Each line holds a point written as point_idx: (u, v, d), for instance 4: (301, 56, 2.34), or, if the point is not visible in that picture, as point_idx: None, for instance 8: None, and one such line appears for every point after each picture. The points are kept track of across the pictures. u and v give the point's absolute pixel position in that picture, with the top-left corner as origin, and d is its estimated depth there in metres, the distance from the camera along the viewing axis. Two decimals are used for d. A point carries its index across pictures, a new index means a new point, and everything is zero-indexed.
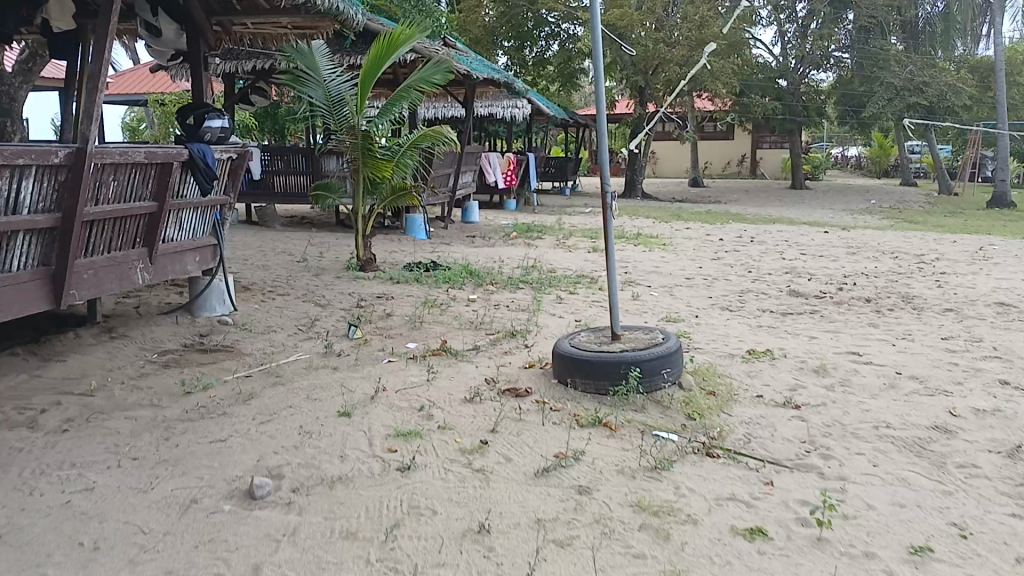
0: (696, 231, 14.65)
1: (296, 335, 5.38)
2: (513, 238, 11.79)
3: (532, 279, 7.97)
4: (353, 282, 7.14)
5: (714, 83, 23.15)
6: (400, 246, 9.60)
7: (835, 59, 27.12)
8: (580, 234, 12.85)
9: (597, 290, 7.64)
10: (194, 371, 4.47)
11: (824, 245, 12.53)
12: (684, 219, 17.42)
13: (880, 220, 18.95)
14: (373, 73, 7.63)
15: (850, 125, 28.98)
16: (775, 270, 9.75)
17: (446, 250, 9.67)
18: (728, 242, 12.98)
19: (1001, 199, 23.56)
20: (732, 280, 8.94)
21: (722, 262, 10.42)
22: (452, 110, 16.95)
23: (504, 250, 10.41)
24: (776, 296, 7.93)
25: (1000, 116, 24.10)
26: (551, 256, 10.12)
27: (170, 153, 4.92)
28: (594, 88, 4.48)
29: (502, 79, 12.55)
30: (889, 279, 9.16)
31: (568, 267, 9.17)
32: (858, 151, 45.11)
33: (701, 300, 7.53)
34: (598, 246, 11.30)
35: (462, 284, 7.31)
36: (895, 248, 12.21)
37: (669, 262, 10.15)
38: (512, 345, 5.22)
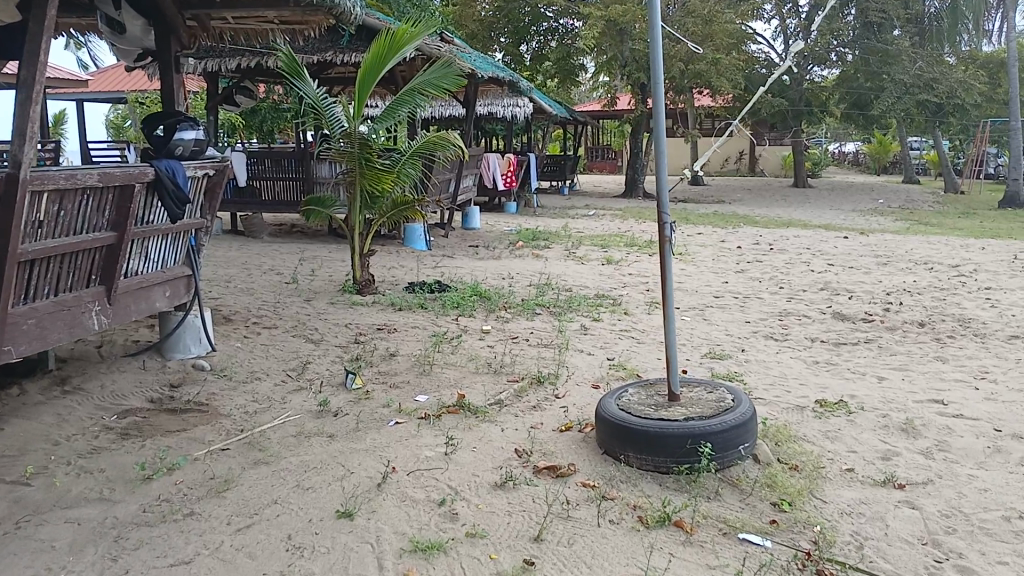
0: (708, 237, 13.88)
1: (284, 385, 4.56)
2: (520, 248, 10.99)
3: (549, 302, 7.16)
4: (350, 309, 6.31)
5: (720, 79, 22.34)
6: (399, 260, 8.77)
7: (839, 54, 26.39)
8: (589, 242, 12.06)
9: (623, 314, 6.84)
10: (159, 445, 3.65)
11: (848, 254, 11.76)
12: (693, 222, 16.62)
13: (894, 223, 18.23)
14: (374, 74, 6.78)
15: (854, 123, 28.21)
16: (806, 286, 8.97)
17: (449, 266, 8.85)
18: (745, 250, 12.19)
19: (1013, 200, 22.90)
20: (764, 299, 8.16)
21: (747, 275, 9.65)
22: (450, 109, 16.10)
23: (512, 263, 9.61)
24: (820, 320, 7.14)
25: (1012, 113, 23.40)
26: (563, 270, 9.32)
27: (130, 173, 4.08)
28: (659, 99, 3.69)
29: (506, 78, 11.70)
30: (934, 297, 8.37)
31: (585, 284, 8.38)
32: (856, 147, 44.42)
33: (738, 327, 6.74)
34: (611, 257, 10.52)
35: (474, 310, 6.50)
36: (923, 257, 11.47)
37: (691, 276, 9.37)
38: (542, 398, 4.41)
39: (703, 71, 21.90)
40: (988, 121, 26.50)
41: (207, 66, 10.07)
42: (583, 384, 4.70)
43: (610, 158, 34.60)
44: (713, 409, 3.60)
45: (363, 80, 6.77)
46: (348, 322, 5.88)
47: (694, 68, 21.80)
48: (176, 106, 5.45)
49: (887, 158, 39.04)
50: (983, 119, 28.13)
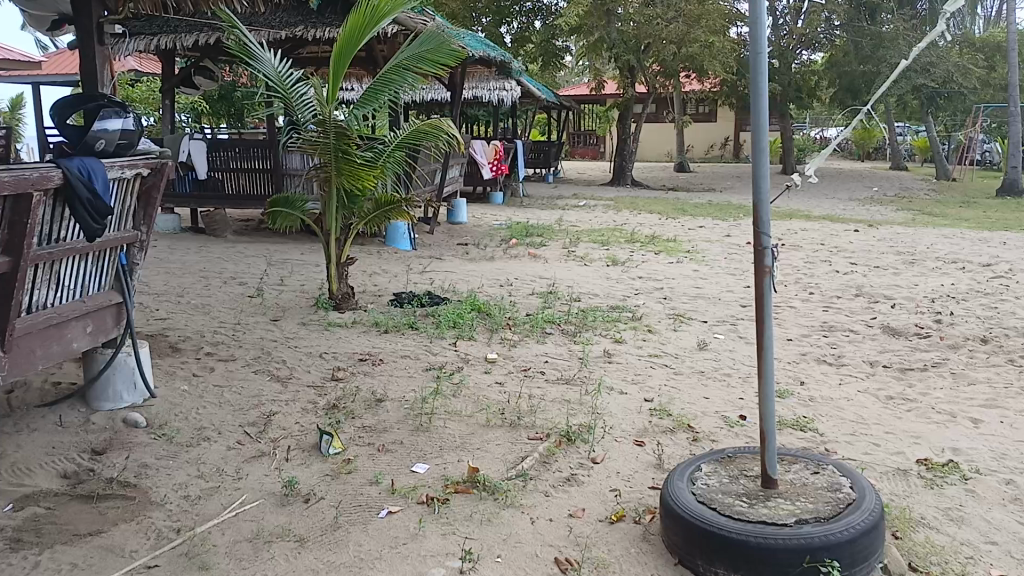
0: (711, 230, 12.96)
1: (242, 448, 3.52)
2: (514, 245, 9.97)
3: (559, 317, 6.14)
4: (325, 331, 5.25)
5: (713, 63, 21.41)
6: (382, 265, 7.72)
7: (828, 37, 25.59)
8: (587, 239, 11.07)
9: (647, 332, 5.86)
10: (58, 563, 2.60)
11: (866, 252, 10.86)
12: (690, 214, 15.68)
13: (896, 214, 17.40)
14: (352, 47, 5.68)
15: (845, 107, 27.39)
16: (837, 291, 8.04)
17: (439, 270, 7.81)
18: (755, 246, 11.26)
19: (1011, 188, 22.22)
20: (797, 308, 7.21)
21: (766, 277, 8.71)
22: (432, 93, 14.99)
23: (509, 265, 8.60)
24: (871, 338, 6.19)
25: (1011, 97, 22.64)
26: (566, 273, 8.31)
27: (29, 177, 2.99)
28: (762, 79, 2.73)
29: (497, 58, 10.64)
30: (985, 304, 7.45)
31: (593, 291, 7.38)
32: (839, 132, 43.79)
33: (780, 347, 5.77)
34: (616, 256, 9.54)
35: (475, 331, 5.49)
36: (948, 254, 10.60)
37: (709, 280, 8.42)
38: (576, 465, 3.40)
39: (696, 54, 20.91)
40: (982, 105, 25.78)
41: (159, 43, 8.90)
42: (624, 441, 3.70)
43: (593, 144, 33.61)
44: (829, 506, 2.63)
45: (340, 54, 5.66)
46: (325, 353, 4.83)
47: (687, 50, 20.80)
48: (100, 87, 4.38)
49: (872, 143, 38.36)
50: (977, 103, 27.42)
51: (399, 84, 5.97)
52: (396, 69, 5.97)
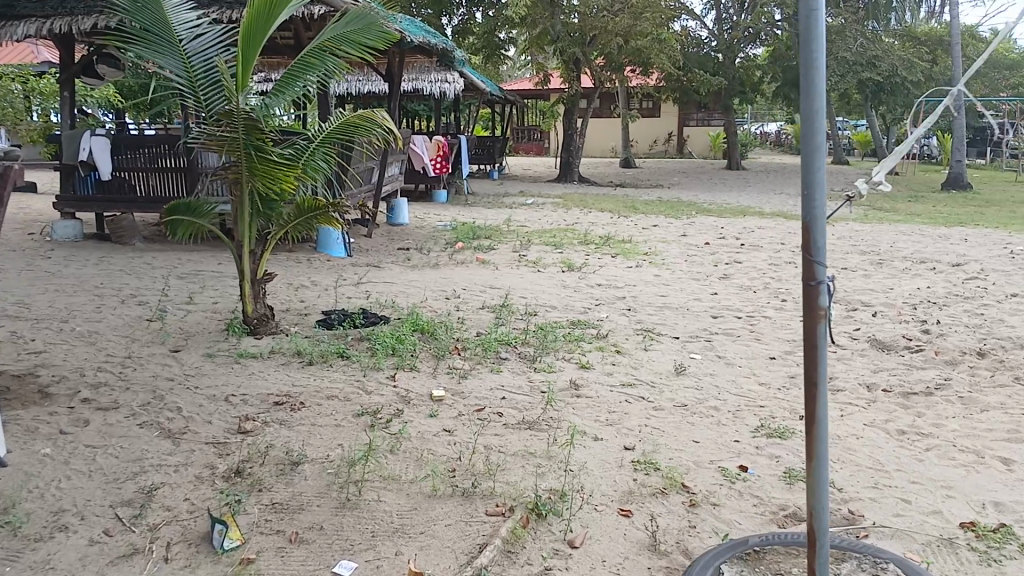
0: (666, 229, 12.36)
1: (108, 546, 2.65)
2: (460, 249, 9.17)
3: (515, 337, 5.36)
4: (236, 364, 4.38)
5: (660, 56, 20.98)
6: (311, 277, 6.83)
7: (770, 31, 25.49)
8: (538, 241, 10.32)
9: (616, 354, 5.11)
10: None
11: (828, 250, 10.36)
12: (642, 212, 15.10)
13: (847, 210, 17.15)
14: (261, 30, 4.81)
15: (789, 102, 27.27)
16: (811, 297, 7.44)
17: (376, 281, 6.96)
18: (714, 246, 10.67)
19: (955, 182, 22.28)
20: (771, 317, 6.57)
21: (732, 282, 8.08)
22: (370, 85, 14.06)
23: (455, 271, 7.80)
24: (859, 354, 5.57)
25: (954, 91, 22.72)
26: (518, 281, 7.54)
27: None
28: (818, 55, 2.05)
29: (439, 45, 9.80)
30: (970, 310, 6.94)
31: (549, 303, 6.63)
32: (779, 127, 44.00)
33: (765, 367, 5.10)
34: (571, 261, 8.80)
35: (417, 358, 4.67)
36: (913, 253, 10.18)
37: (673, 286, 7.75)
38: (550, 554, 2.63)
39: (643, 47, 20.38)
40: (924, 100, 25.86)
41: (54, 27, 7.82)
42: (606, 512, 2.93)
43: (537, 139, 33.01)
44: None
45: (248, 34, 4.76)
46: (234, 396, 3.97)
47: (634, 42, 20.23)
48: None
49: (811, 137, 38.55)
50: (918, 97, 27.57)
51: (323, 67, 5.09)
52: (322, 51, 5.11)
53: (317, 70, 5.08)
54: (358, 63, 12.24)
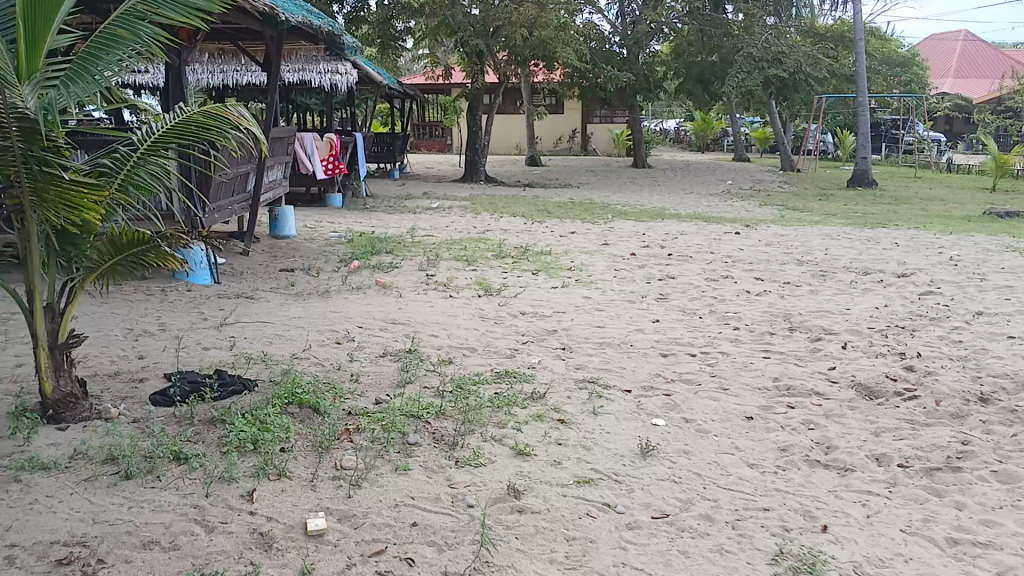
0: (585, 237, 11.31)
1: None
2: (356, 269, 7.81)
3: (424, 404, 4.10)
4: (17, 488, 2.98)
5: (567, 49, 20.00)
6: (162, 320, 5.38)
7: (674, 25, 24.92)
8: (447, 255, 9.07)
9: (560, 425, 3.92)
10: None
11: (762, 260, 9.50)
12: (558, 216, 14.04)
13: (764, 210, 16.59)
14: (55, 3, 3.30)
15: (694, 99, 26.85)
16: (765, 321, 6.47)
17: (246, 320, 5.55)
18: (640, 257, 9.66)
19: (860, 179, 22.27)
20: (730, 353, 5.53)
21: (672, 305, 7.03)
22: (248, 75, 12.41)
23: (350, 301, 6.46)
24: (849, 406, 4.58)
25: (859, 88, 22.71)
26: (428, 312, 6.28)
27: None
28: None
29: (324, 26, 8.35)
30: (946, 337, 6.12)
31: (468, 344, 5.39)
32: (680, 123, 43.99)
33: (747, 436, 4.01)
34: (487, 281, 7.59)
35: (291, 455, 3.35)
36: (853, 262, 9.46)
37: (610, 313, 6.63)
38: None
39: (549, 39, 19.36)
40: (825, 97, 25.90)
41: None
42: None
43: (439, 136, 31.59)
44: None
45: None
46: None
47: (539, 35, 19.17)
48: None
49: (712, 133, 38.58)
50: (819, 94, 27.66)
51: (139, 43, 3.62)
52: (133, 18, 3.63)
53: (128, 47, 3.60)
54: (232, 49, 10.59)
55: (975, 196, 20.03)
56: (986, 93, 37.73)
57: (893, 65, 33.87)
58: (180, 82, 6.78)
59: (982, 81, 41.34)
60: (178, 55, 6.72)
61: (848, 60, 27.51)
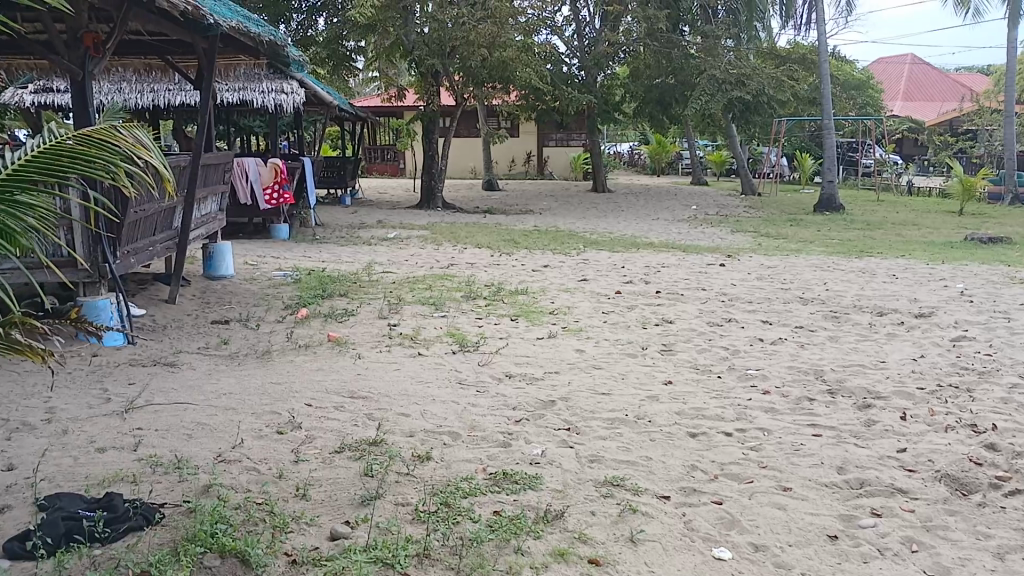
0: (560, 272, 10.26)
1: None
2: (304, 318, 6.61)
3: (400, 538, 2.94)
4: None
5: (526, 70, 19.11)
6: (46, 409, 4.14)
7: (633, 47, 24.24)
8: (410, 297, 7.92)
9: (590, 569, 2.81)
10: None
11: (761, 297, 8.55)
12: (526, 246, 12.99)
13: (738, 237, 15.75)
14: None
15: (653, 122, 26.13)
16: (795, 379, 5.46)
17: (160, 401, 4.34)
18: (627, 296, 8.62)
19: (828, 204, 21.67)
20: (770, 429, 4.50)
21: (681, 359, 6.00)
22: (182, 95, 11.24)
23: (298, 364, 5.28)
24: (946, 511, 3.57)
25: (824, 110, 22.18)
26: (392, 377, 5.14)
27: None
28: None
29: (267, 36, 7.12)
30: (1011, 398, 5.19)
31: (448, 426, 4.26)
32: (634, 146, 43.51)
33: (843, 573, 2.95)
34: (461, 332, 6.47)
35: None
36: (860, 299, 8.56)
37: (612, 372, 5.56)
38: None
39: (509, 59, 18.43)
40: (787, 119, 25.42)
41: None
42: None
43: (391, 159, 30.40)
44: None
45: None
46: None
47: (498, 54, 18.23)
48: None
49: (667, 157, 38.10)
50: (779, 118, 27.25)
51: None
52: None
53: None
54: (160, 64, 9.39)
55: (946, 220, 19.55)
56: (937, 116, 38.00)
57: (848, 88, 33.76)
58: (85, 100, 5.46)
59: (932, 105, 41.71)
60: (82, 68, 5.45)
61: (808, 83, 27.14)
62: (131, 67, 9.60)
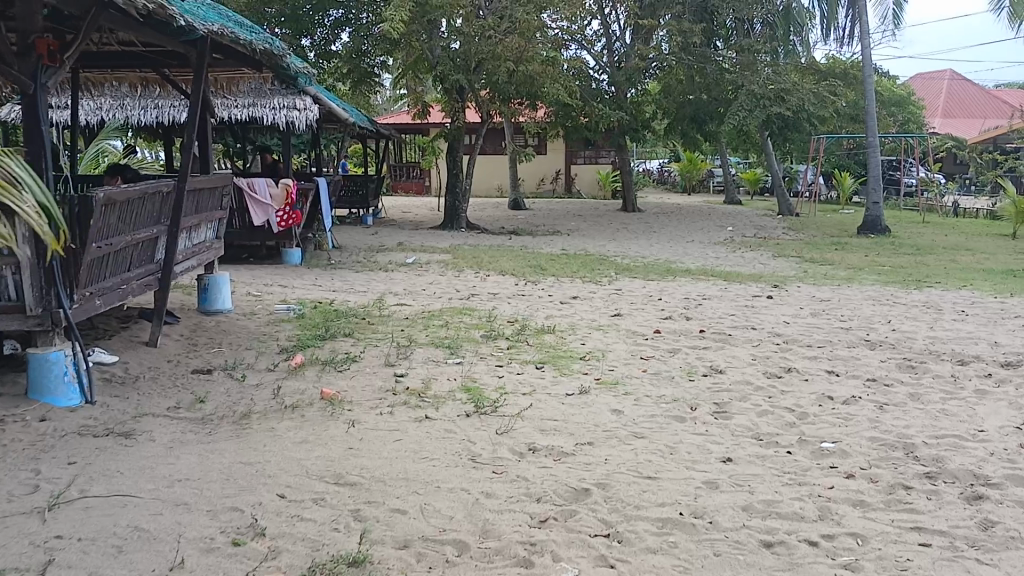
0: (591, 305, 9.34)
1: None
2: (300, 366, 5.76)
3: None
4: None
5: (554, 85, 18.30)
6: None
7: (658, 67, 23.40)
8: (424, 337, 7.05)
9: None
10: None
11: (820, 339, 7.57)
12: (555, 273, 12.09)
13: (782, 263, 14.71)
14: None
15: (686, 139, 25.14)
16: (880, 460, 4.49)
17: (97, 494, 3.53)
18: (667, 336, 7.70)
19: (873, 226, 20.53)
20: (866, 535, 3.54)
21: (737, 424, 5.07)
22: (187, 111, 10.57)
23: (281, 433, 4.42)
24: None
25: (868, 128, 21.07)
26: (391, 449, 4.27)
27: None
28: None
29: (260, 45, 6.30)
30: None
31: (453, 531, 3.36)
32: (665, 165, 42.49)
33: None
34: (478, 385, 5.59)
35: None
36: (934, 342, 7.55)
37: (656, 443, 4.64)
38: None
39: (536, 74, 17.63)
40: (826, 137, 24.29)
41: None
42: None
43: (417, 176, 29.73)
44: None
45: None
46: None
47: (525, 69, 17.46)
48: None
49: (699, 175, 37.03)
50: (817, 136, 26.16)
51: None
52: None
53: None
54: (157, 78, 8.69)
55: (1001, 244, 18.36)
56: (983, 132, 36.51)
57: (889, 104, 32.53)
58: (39, 119, 4.67)
59: (975, 122, 40.26)
60: (33, 80, 4.66)
61: (848, 101, 26.01)
62: (126, 81, 8.93)
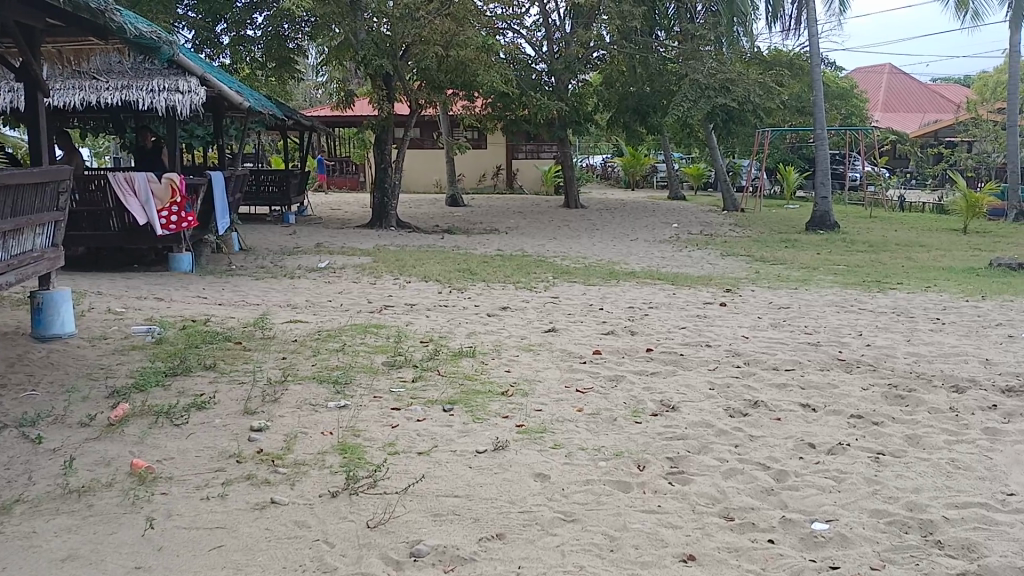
0: (521, 318, 8.05)
1: None
2: (119, 420, 4.35)
3: None
4: None
5: (488, 72, 16.94)
6: None
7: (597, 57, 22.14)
8: (306, 368, 5.64)
9: None
10: None
11: (787, 360, 6.40)
12: (486, 279, 10.77)
13: (732, 263, 13.60)
14: None
15: (629, 133, 24.01)
16: (894, 552, 3.28)
17: None
18: (609, 358, 6.45)
19: (821, 222, 19.72)
20: None
21: (697, 492, 3.83)
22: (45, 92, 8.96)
23: (40, 546, 3.01)
24: None
25: (816, 120, 20.20)
26: (200, 567, 2.91)
27: None
28: None
29: None
30: None
31: None
32: (609, 159, 41.41)
33: None
34: (359, 441, 4.24)
35: None
36: (919, 362, 6.43)
37: (589, 532, 3.36)
38: None
39: (468, 59, 16.25)
40: (770, 129, 23.44)
41: None
42: None
43: (351, 172, 28.01)
44: None
45: None
46: None
47: (457, 54, 16.09)
48: None
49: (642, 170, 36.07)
50: (762, 129, 25.32)
51: None
52: None
53: None
54: None
55: (953, 240, 17.67)
56: (924, 126, 36.33)
57: (833, 97, 31.97)
58: None
59: (914, 116, 40.19)
60: None
61: (793, 95, 25.23)
62: None
